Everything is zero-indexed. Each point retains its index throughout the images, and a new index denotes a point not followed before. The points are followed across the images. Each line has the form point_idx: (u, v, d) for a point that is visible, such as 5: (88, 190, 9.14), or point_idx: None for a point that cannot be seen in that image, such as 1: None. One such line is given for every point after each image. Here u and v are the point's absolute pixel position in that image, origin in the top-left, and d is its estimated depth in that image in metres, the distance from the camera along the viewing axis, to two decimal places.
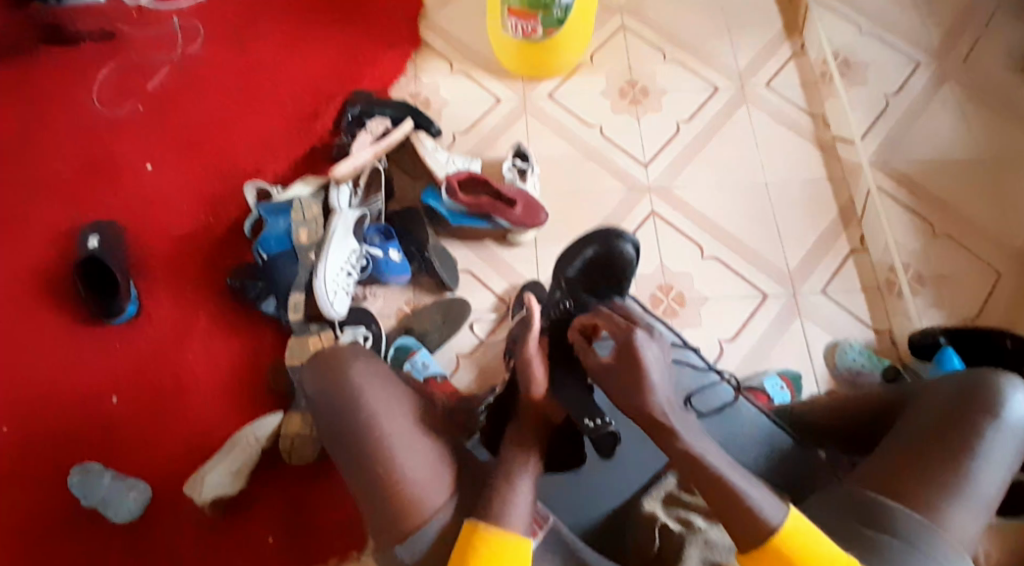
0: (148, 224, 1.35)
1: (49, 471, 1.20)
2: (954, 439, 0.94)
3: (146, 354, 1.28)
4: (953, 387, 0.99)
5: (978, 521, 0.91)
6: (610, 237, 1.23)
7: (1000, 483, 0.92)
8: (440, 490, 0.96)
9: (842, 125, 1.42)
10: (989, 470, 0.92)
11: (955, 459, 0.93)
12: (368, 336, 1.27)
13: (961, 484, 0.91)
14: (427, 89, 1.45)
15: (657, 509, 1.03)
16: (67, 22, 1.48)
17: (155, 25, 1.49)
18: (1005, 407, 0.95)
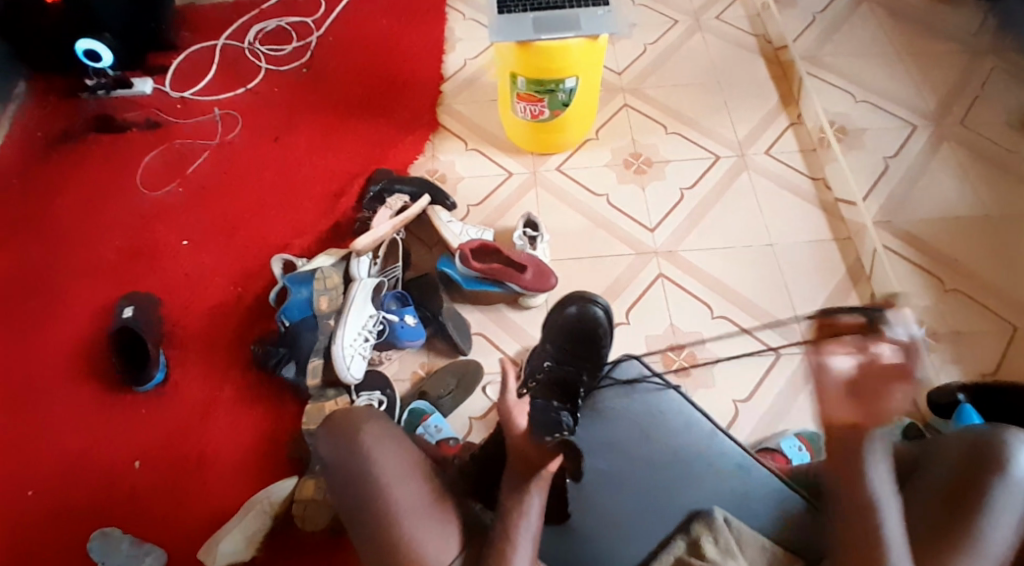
0: (181, 295, 1.45)
1: (69, 532, 1.25)
2: (961, 498, 0.93)
3: (171, 420, 1.34)
4: (962, 445, 0.98)
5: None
6: (584, 300, 1.28)
7: (1008, 541, 0.90)
8: (445, 549, 0.97)
9: (842, 189, 1.48)
10: (1000, 526, 0.90)
11: (965, 518, 0.91)
12: (383, 400, 1.33)
13: (968, 541, 0.89)
14: (444, 166, 1.55)
15: None
16: (120, 116, 1.65)
17: (197, 115, 1.65)
18: (1013, 463, 0.93)
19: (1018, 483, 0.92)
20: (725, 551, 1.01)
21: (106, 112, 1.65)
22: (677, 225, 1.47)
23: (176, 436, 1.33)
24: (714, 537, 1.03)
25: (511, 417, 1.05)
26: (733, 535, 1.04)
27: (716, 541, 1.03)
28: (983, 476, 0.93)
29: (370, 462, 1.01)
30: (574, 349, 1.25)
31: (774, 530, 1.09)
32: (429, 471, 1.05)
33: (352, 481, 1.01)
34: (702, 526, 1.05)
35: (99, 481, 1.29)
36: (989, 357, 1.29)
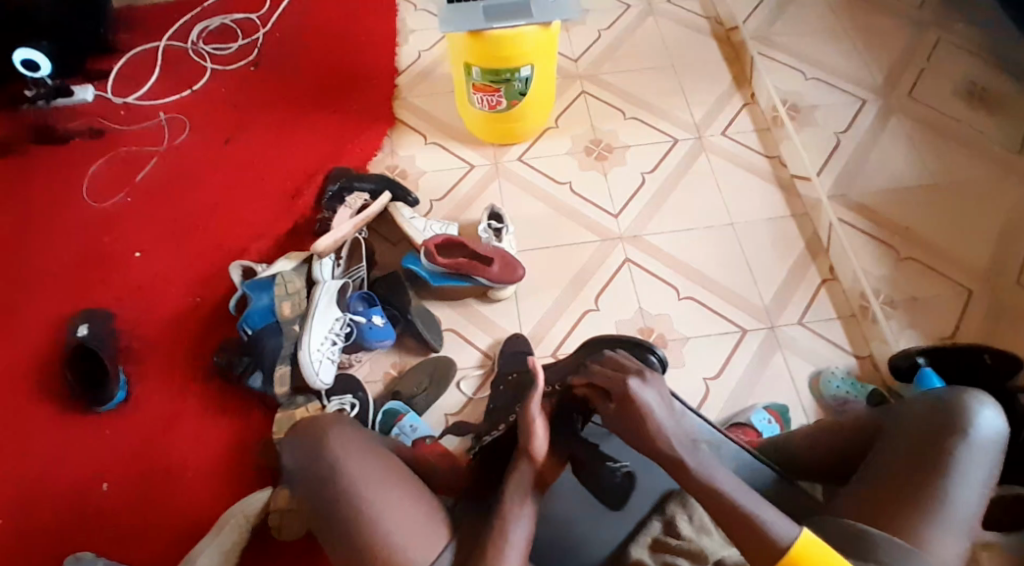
0: (137, 308, 1.40)
1: (38, 560, 1.20)
2: (927, 463, 0.95)
3: (137, 437, 1.30)
4: (925, 409, 1.01)
5: (965, 539, 0.91)
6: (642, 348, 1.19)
7: (977, 496, 0.93)
8: (423, 543, 0.96)
9: (797, 165, 1.51)
10: (964, 486, 0.93)
11: (932, 480, 0.94)
12: (355, 404, 1.30)
13: (940, 503, 0.92)
14: (404, 162, 1.53)
15: (644, 555, 1.04)
16: (60, 124, 1.58)
17: (142, 120, 1.59)
18: (974, 424, 0.97)
19: (977, 442, 0.96)
20: (700, 527, 1.05)
21: (44, 122, 1.58)
22: (640, 209, 1.48)
23: (142, 453, 1.29)
24: (688, 515, 1.07)
25: (532, 434, 1.04)
26: (707, 512, 1.08)
27: (691, 519, 1.07)
28: (945, 440, 0.97)
29: (336, 469, 1.01)
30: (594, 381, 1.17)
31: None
32: (407, 475, 1.04)
33: (322, 488, 1.01)
34: (675, 505, 1.09)
35: (64, 504, 1.24)
36: (944, 326, 1.33)
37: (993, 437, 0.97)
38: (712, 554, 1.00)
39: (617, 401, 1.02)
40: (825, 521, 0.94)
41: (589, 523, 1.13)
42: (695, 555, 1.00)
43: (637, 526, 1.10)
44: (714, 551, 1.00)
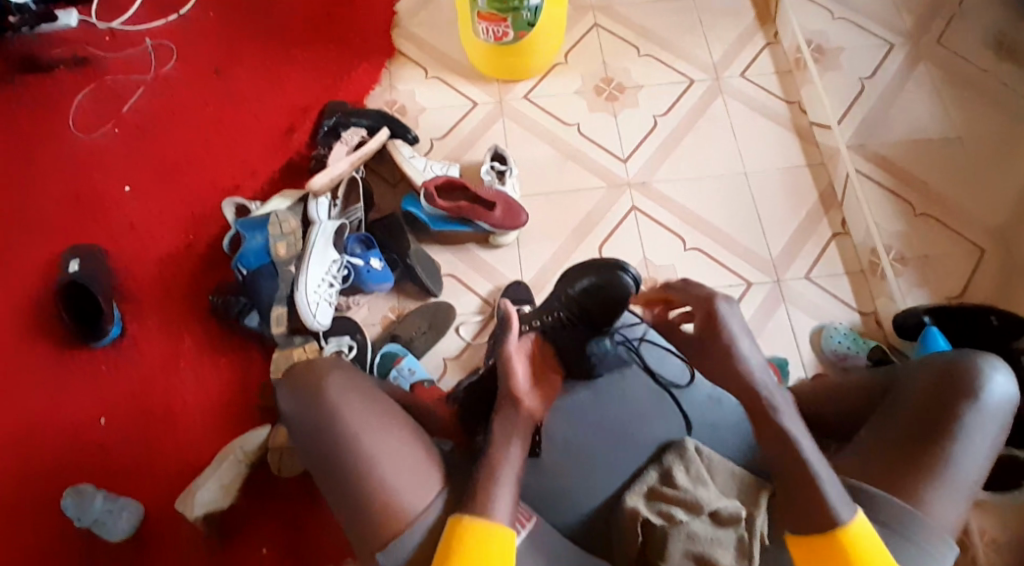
0: (130, 245, 1.37)
1: (38, 495, 1.22)
2: (934, 428, 0.93)
3: (132, 374, 1.30)
4: (931, 370, 0.98)
5: (965, 503, 0.91)
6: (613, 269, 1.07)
7: (980, 463, 0.91)
8: (421, 493, 0.91)
9: (818, 111, 1.44)
10: (971, 451, 0.92)
11: (938, 444, 0.92)
12: (354, 345, 1.29)
13: (941, 468, 0.91)
14: (403, 96, 1.47)
15: (640, 504, 0.99)
16: (44, 52, 1.52)
17: (128, 47, 1.52)
18: (983, 389, 0.94)
19: (987, 407, 0.94)
20: (696, 477, 1.01)
21: (29, 48, 1.52)
22: (650, 154, 1.43)
23: (138, 391, 1.29)
24: (686, 465, 1.02)
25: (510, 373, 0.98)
26: (704, 462, 1.02)
27: (688, 469, 1.02)
28: (953, 406, 0.94)
29: (336, 417, 0.95)
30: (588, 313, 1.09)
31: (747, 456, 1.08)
32: (403, 420, 0.99)
33: (321, 439, 0.95)
34: (673, 455, 1.04)
35: (64, 443, 1.26)
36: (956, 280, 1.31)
37: (1002, 404, 0.94)
38: (708, 506, 0.95)
39: (701, 320, 0.89)
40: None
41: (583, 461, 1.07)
42: (691, 506, 0.96)
43: (631, 475, 1.06)
44: (710, 502, 0.96)
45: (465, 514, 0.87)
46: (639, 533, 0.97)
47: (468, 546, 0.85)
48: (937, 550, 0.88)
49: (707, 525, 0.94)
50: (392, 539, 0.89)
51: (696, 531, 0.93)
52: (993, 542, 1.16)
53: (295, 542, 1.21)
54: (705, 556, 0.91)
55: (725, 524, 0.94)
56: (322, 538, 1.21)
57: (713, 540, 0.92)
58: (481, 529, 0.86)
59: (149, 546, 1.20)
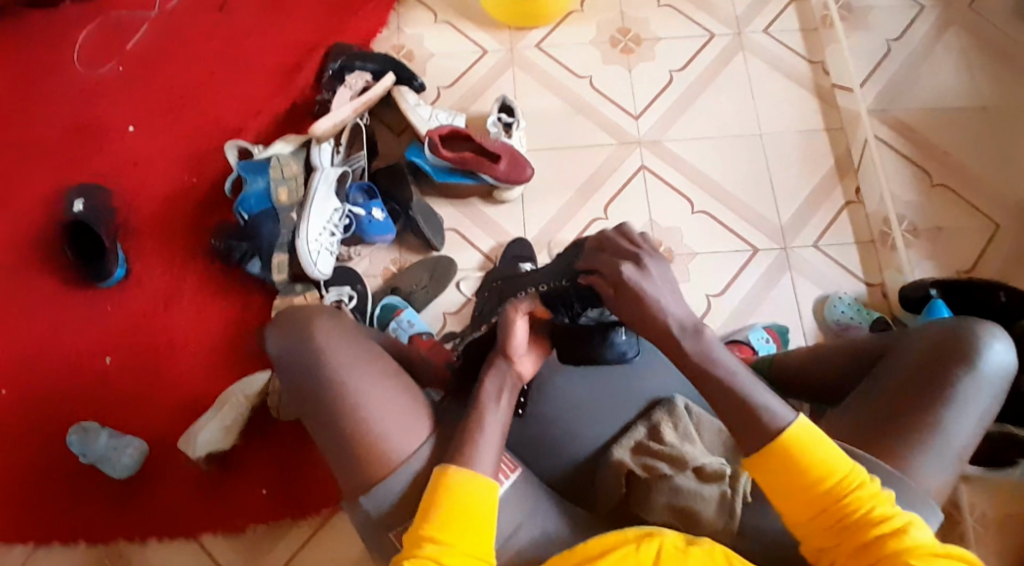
0: (133, 185, 1.37)
1: (44, 428, 1.25)
2: (922, 393, 0.86)
3: (135, 314, 1.31)
4: (927, 337, 0.90)
5: (952, 470, 0.84)
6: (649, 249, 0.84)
7: (974, 431, 0.85)
8: (412, 436, 0.90)
9: (841, 73, 1.39)
10: (959, 419, 0.85)
11: (924, 409, 0.85)
12: (354, 295, 1.29)
13: (931, 431, 0.84)
14: (410, 41, 1.44)
15: (625, 457, 0.99)
16: None
17: None
18: (980, 357, 0.87)
19: (982, 376, 0.86)
20: (684, 435, 1.00)
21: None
22: (663, 111, 1.39)
23: (143, 331, 1.30)
24: (674, 422, 1.02)
25: (510, 334, 0.96)
26: (692, 420, 1.02)
27: (675, 426, 1.01)
28: (945, 369, 0.87)
29: (327, 363, 0.91)
30: (595, 284, 0.98)
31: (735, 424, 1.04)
32: (397, 371, 0.95)
33: (311, 387, 0.92)
34: (661, 413, 1.03)
35: (68, 377, 1.28)
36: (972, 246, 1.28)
37: (999, 374, 0.87)
38: (692, 461, 0.95)
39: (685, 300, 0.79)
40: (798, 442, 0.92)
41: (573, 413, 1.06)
42: (675, 460, 0.96)
43: (619, 431, 1.05)
44: (696, 458, 0.95)
45: (452, 466, 0.85)
46: (623, 484, 0.97)
47: (448, 495, 0.83)
48: (919, 507, 0.81)
49: (691, 480, 0.93)
50: (381, 481, 0.88)
51: (680, 484, 0.92)
52: (983, 518, 1.15)
53: (289, 481, 1.24)
54: (689, 510, 0.90)
55: (709, 480, 0.93)
56: (316, 480, 1.24)
57: (696, 494, 0.91)
58: (462, 478, 0.84)
59: (150, 482, 1.24)
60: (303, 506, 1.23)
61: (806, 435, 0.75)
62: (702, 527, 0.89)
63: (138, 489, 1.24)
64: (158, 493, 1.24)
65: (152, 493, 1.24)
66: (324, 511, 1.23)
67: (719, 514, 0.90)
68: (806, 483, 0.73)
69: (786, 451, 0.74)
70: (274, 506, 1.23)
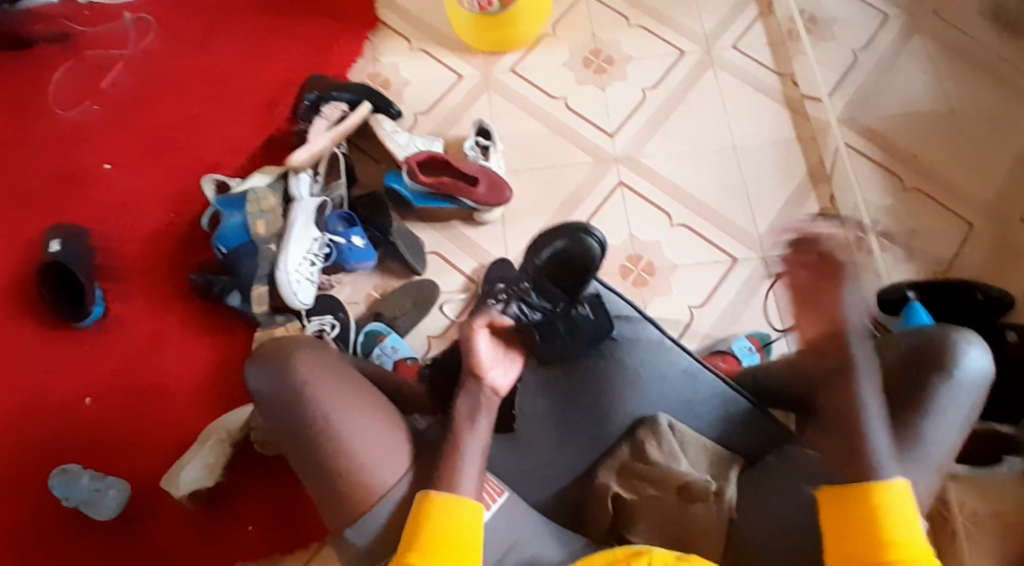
0: (112, 224, 1.36)
1: (25, 473, 1.23)
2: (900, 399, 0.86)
3: (116, 353, 1.30)
4: (907, 344, 0.90)
5: (932, 476, 0.85)
6: (575, 232, 1.11)
7: (952, 439, 0.85)
8: (393, 468, 0.88)
9: (810, 85, 1.43)
10: (937, 426, 0.85)
11: (908, 415, 0.85)
12: (335, 324, 1.29)
13: (912, 443, 0.85)
14: (386, 70, 1.46)
15: (611, 481, 0.98)
16: (23, 28, 1.49)
17: (107, 21, 1.50)
18: (958, 365, 0.86)
19: (958, 380, 0.86)
20: (669, 454, 0.99)
21: (8, 21, 1.49)
22: (638, 128, 1.41)
23: (124, 369, 1.29)
24: (658, 440, 1.00)
25: (471, 347, 0.97)
26: (677, 438, 1.00)
27: (660, 445, 1.00)
28: (922, 377, 0.87)
29: (303, 396, 0.90)
30: (556, 278, 1.10)
31: (721, 431, 1.04)
32: (376, 400, 0.93)
33: (291, 420, 0.90)
34: (645, 431, 1.02)
35: (49, 420, 1.26)
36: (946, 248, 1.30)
37: (976, 380, 0.86)
38: (681, 479, 0.94)
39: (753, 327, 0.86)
40: (788, 450, 0.93)
41: (560, 437, 1.05)
42: (661, 482, 0.95)
43: (606, 451, 1.04)
44: (685, 475, 0.95)
45: (435, 490, 0.84)
46: (611, 507, 0.96)
47: (433, 519, 0.82)
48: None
49: (678, 502, 0.93)
50: (364, 512, 0.87)
51: (667, 509, 0.93)
52: (973, 515, 1.13)
53: (277, 516, 1.22)
54: (676, 534, 0.91)
55: (696, 498, 0.92)
56: (304, 513, 1.22)
57: (683, 515, 0.92)
58: (447, 502, 0.83)
59: (135, 523, 1.21)
60: (293, 540, 1.21)
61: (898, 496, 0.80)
62: (692, 549, 0.90)
63: (123, 531, 1.21)
64: (144, 534, 1.21)
65: (138, 534, 1.21)
66: (315, 545, 1.21)
67: (707, 533, 0.90)
68: (863, 531, 0.79)
69: (863, 498, 0.80)
70: (262, 541, 1.21)
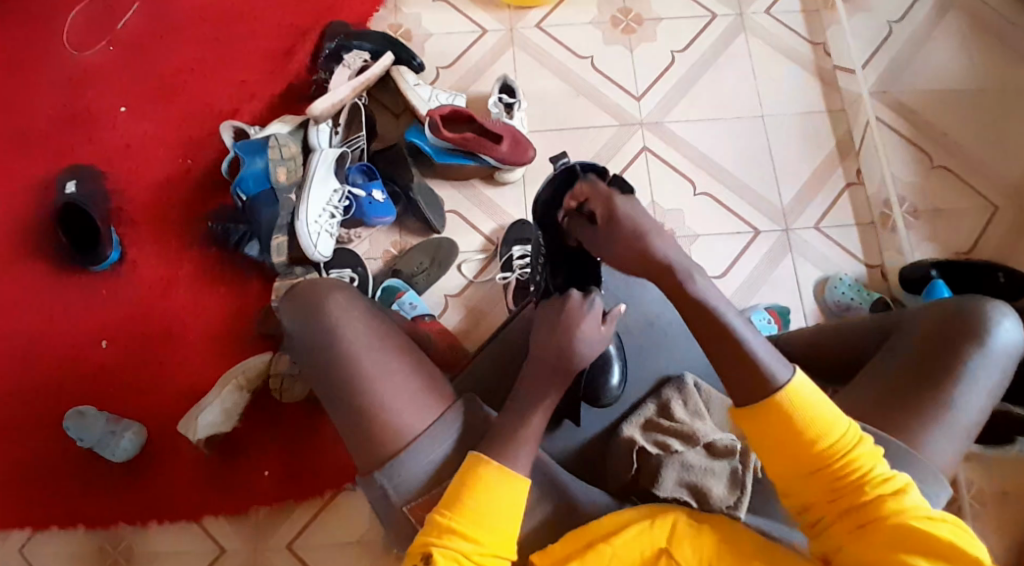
0: (128, 169, 1.35)
1: (43, 415, 1.24)
2: (929, 364, 0.85)
3: (131, 298, 1.29)
4: (933, 315, 0.89)
5: (955, 442, 0.84)
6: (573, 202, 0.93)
7: (980, 407, 0.84)
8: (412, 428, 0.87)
9: (841, 55, 1.40)
10: (967, 394, 0.84)
11: (935, 384, 0.84)
12: (354, 278, 1.28)
13: (936, 406, 0.83)
14: (409, 21, 1.43)
15: (635, 434, 0.97)
16: None
17: None
18: (990, 334, 0.86)
19: (990, 354, 0.85)
20: (693, 413, 0.98)
21: None
22: (664, 93, 1.39)
23: (140, 315, 1.29)
24: (685, 399, 0.99)
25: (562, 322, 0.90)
26: (703, 399, 1.00)
27: (686, 403, 0.99)
28: (955, 345, 0.86)
29: (331, 339, 0.90)
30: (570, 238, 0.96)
31: None
32: (411, 350, 0.93)
33: (316, 374, 0.90)
34: (670, 389, 1.01)
35: (66, 363, 1.26)
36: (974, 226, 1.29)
37: (1007, 352, 0.86)
38: (704, 437, 0.93)
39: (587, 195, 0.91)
40: None
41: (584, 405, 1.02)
42: (687, 437, 0.94)
43: (629, 408, 1.03)
44: (707, 434, 0.93)
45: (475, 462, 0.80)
46: (633, 462, 0.94)
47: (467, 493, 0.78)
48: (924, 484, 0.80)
49: (701, 456, 0.91)
50: (392, 457, 0.85)
51: (690, 461, 0.90)
52: (980, 495, 1.17)
53: (291, 465, 1.23)
54: (700, 487, 0.88)
55: (720, 456, 0.91)
56: (316, 462, 1.24)
57: (707, 470, 0.89)
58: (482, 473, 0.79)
59: (150, 468, 1.23)
60: (306, 489, 1.22)
61: (794, 397, 0.75)
62: (713, 504, 0.86)
63: (136, 475, 1.23)
64: (158, 479, 1.23)
65: (153, 478, 1.23)
66: (328, 494, 1.23)
67: (729, 490, 0.88)
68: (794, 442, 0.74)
69: (780, 416, 0.75)
70: (277, 489, 1.22)
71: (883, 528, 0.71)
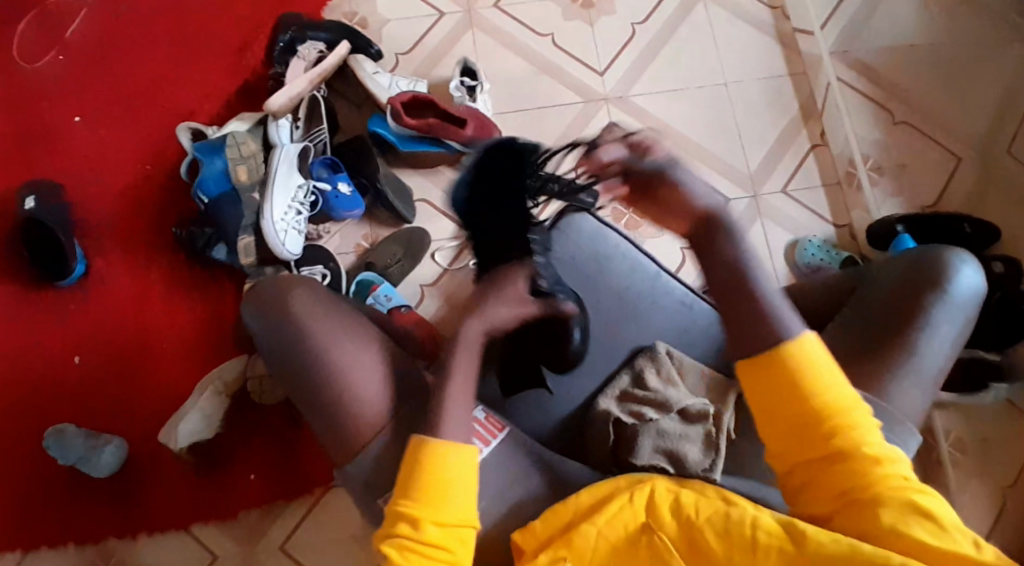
0: (87, 179, 1.31)
1: (20, 436, 1.22)
2: (900, 320, 0.86)
3: (102, 310, 1.27)
4: (900, 267, 0.90)
5: (929, 397, 0.86)
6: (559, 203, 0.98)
7: (944, 356, 0.85)
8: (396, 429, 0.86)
9: (800, 17, 1.41)
10: (931, 344, 0.85)
11: (912, 345, 0.85)
12: (326, 274, 1.27)
13: (914, 367, 0.85)
14: (363, 7, 1.39)
15: (612, 406, 0.96)
16: None
17: None
18: (952, 282, 0.87)
19: (954, 301, 0.86)
20: (668, 379, 0.97)
21: None
22: (628, 66, 1.38)
23: (112, 327, 1.26)
24: (658, 366, 0.98)
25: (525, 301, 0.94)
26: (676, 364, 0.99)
27: (659, 371, 0.98)
28: (921, 296, 0.86)
29: (302, 341, 0.88)
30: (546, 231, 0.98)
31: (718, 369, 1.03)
32: (389, 348, 0.92)
33: (294, 379, 0.89)
34: (645, 358, 1.00)
35: (40, 382, 1.24)
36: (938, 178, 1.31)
37: (970, 299, 0.87)
38: (677, 403, 0.93)
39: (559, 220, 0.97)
40: None
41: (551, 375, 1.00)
42: (661, 405, 0.94)
43: (604, 379, 1.01)
44: (679, 400, 0.93)
45: (422, 445, 0.77)
46: (611, 432, 0.95)
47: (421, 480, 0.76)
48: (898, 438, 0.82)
49: (676, 423, 0.91)
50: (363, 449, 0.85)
51: (665, 428, 0.91)
52: (958, 442, 1.18)
53: (278, 467, 1.23)
54: (674, 453, 0.89)
55: (694, 420, 0.91)
56: (303, 462, 1.23)
57: (681, 436, 0.90)
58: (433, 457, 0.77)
59: (136, 481, 1.22)
60: (296, 490, 1.22)
61: (809, 352, 0.74)
62: (690, 469, 0.88)
63: (123, 489, 1.21)
64: (145, 491, 1.21)
65: (140, 492, 1.21)
66: (319, 492, 1.22)
67: (703, 453, 0.89)
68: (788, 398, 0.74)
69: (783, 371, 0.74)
70: (266, 492, 1.22)
71: (866, 500, 0.69)
